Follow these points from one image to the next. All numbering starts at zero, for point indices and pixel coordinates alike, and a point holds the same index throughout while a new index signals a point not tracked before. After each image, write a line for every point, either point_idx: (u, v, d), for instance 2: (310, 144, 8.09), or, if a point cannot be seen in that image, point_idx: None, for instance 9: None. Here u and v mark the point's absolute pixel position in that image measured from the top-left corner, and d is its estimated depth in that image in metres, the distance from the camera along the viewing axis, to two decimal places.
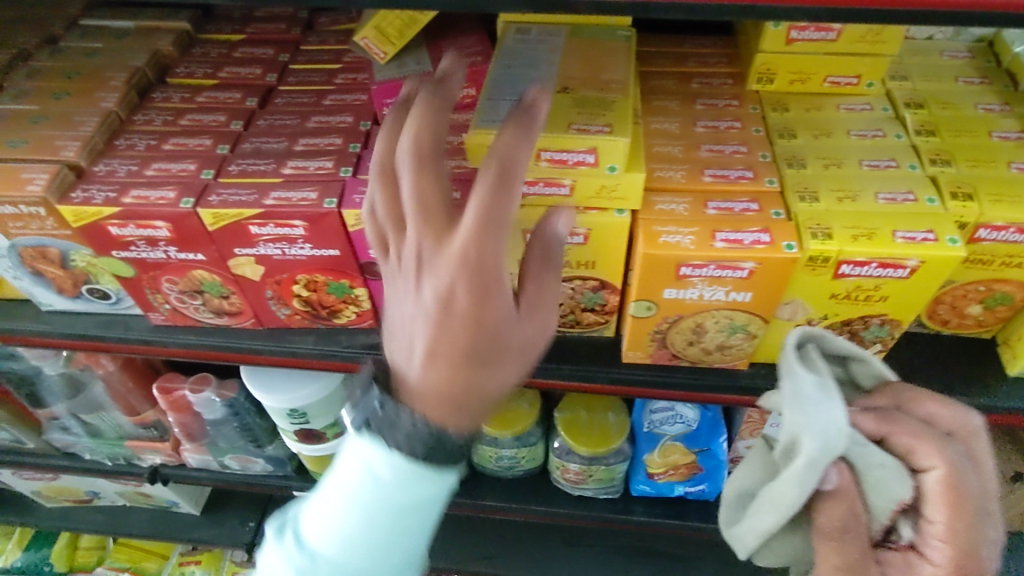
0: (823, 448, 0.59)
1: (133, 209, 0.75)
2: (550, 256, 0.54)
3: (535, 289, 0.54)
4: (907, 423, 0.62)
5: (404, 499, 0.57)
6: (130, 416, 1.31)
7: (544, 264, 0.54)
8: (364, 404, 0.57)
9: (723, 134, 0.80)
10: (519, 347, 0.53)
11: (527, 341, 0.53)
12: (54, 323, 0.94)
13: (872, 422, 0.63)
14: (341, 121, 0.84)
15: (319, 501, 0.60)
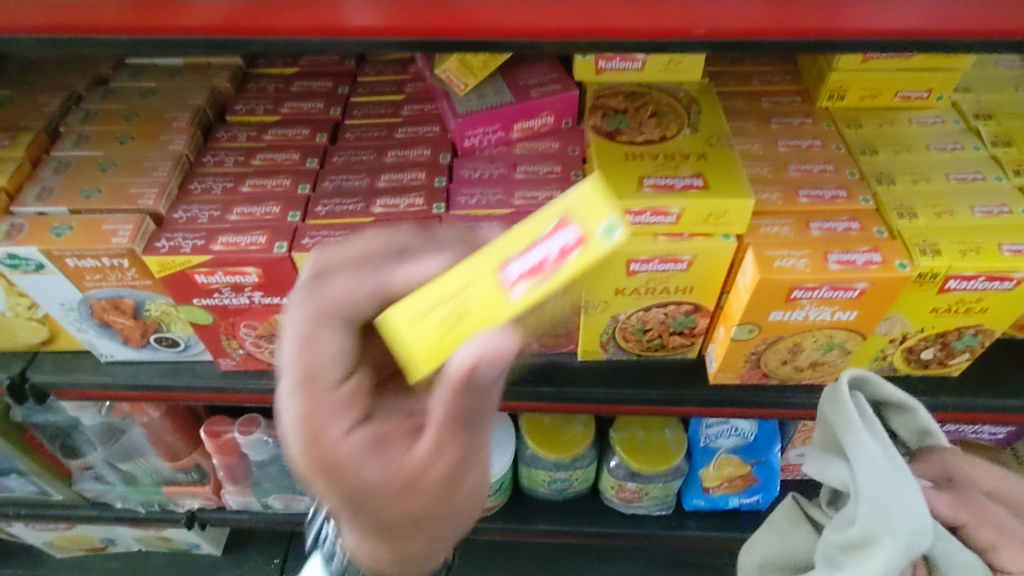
0: (906, 538, 0.62)
1: (224, 257, 0.72)
2: (475, 391, 0.45)
3: (439, 410, 0.47)
4: (973, 500, 0.69)
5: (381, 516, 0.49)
6: (170, 461, 1.25)
7: (466, 428, 0.48)
8: None
9: (805, 153, 0.81)
10: (421, 524, 0.51)
11: (423, 514, 0.50)
12: (117, 375, 0.91)
13: (947, 505, 0.70)
14: (420, 154, 0.83)
15: None
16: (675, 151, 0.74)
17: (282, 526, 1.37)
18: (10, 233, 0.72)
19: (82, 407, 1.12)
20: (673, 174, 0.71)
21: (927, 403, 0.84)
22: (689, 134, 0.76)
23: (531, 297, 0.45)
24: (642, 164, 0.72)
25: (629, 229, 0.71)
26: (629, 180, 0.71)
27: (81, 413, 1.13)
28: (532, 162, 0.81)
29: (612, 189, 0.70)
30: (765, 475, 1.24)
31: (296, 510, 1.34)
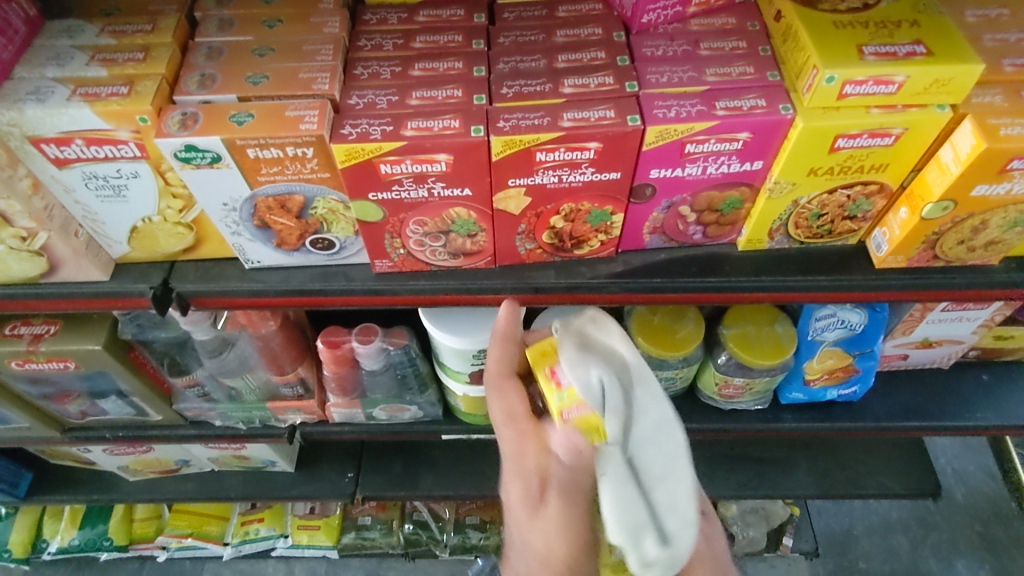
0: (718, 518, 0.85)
1: (419, 142, 0.68)
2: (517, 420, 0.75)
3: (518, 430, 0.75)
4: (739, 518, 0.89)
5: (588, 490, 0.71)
6: (277, 375, 1.23)
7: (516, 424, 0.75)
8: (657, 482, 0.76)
9: (997, 21, 0.77)
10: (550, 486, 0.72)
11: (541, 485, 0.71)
12: (266, 281, 0.87)
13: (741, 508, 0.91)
14: (592, 33, 0.78)
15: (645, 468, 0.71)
16: (884, 21, 0.70)
17: (383, 437, 1.38)
18: (185, 122, 0.67)
19: (198, 321, 1.08)
20: (892, 42, 0.68)
21: None
22: (891, 2, 0.72)
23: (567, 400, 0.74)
24: (857, 33, 0.69)
25: (844, 101, 0.68)
26: (848, 49, 0.68)
27: (196, 327, 1.10)
28: (714, 37, 0.77)
29: (830, 57, 0.67)
30: (866, 367, 1.28)
31: (400, 420, 1.34)
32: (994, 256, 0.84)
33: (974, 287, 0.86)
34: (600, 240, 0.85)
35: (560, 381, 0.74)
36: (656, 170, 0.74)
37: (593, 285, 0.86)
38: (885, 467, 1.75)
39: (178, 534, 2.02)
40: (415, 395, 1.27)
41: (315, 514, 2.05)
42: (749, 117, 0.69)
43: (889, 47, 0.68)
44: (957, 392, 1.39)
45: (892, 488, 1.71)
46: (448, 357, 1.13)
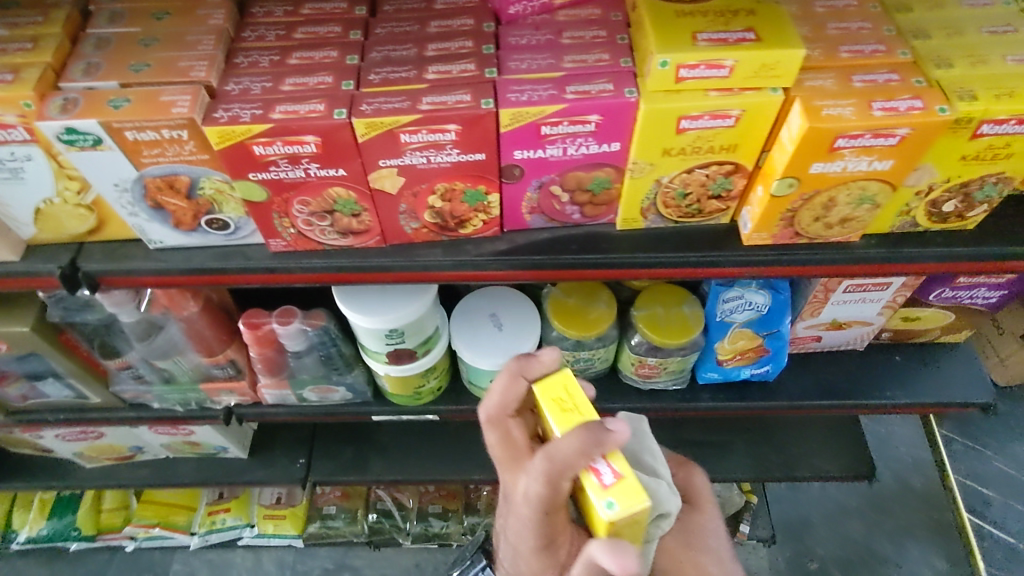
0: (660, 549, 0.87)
1: (285, 124, 0.73)
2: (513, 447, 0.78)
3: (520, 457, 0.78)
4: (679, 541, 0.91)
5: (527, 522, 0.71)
6: (206, 357, 1.28)
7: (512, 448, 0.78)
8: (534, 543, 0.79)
9: (843, 12, 0.82)
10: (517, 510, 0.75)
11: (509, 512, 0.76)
12: (169, 260, 0.92)
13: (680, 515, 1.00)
14: (463, 24, 0.83)
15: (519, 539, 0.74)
16: (723, 10, 0.75)
17: (317, 418, 1.43)
18: (65, 107, 0.72)
19: (122, 303, 1.13)
20: (726, 28, 0.73)
21: (945, 255, 0.90)
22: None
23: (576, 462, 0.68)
24: (694, 21, 0.74)
25: (682, 84, 0.73)
26: (684, 36, 0.73)
27: (120, 308, 1.14)
28: (575, 27, 0.82)
29: (666, 43, 0.72)
30: (775, 347, 1.33)
31: (331, 401, 1.40)
32: (852, 233, 0.89)
33: (835, 262, 0.91)
34: (481, 219, 0.90)
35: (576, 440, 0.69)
36: (518, 152, 0.79)
37: (477, 263, 0.92)
38: (818, 448, 1.80)
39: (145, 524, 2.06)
40: (341, 376, 1.32)
41: (282, 503, 2.06)
42: (596, 100, 0.74)
43: (721, 33, 0.72)
44: (870, 372, 1.44)
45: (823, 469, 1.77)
46: (364, 337, 1.18)
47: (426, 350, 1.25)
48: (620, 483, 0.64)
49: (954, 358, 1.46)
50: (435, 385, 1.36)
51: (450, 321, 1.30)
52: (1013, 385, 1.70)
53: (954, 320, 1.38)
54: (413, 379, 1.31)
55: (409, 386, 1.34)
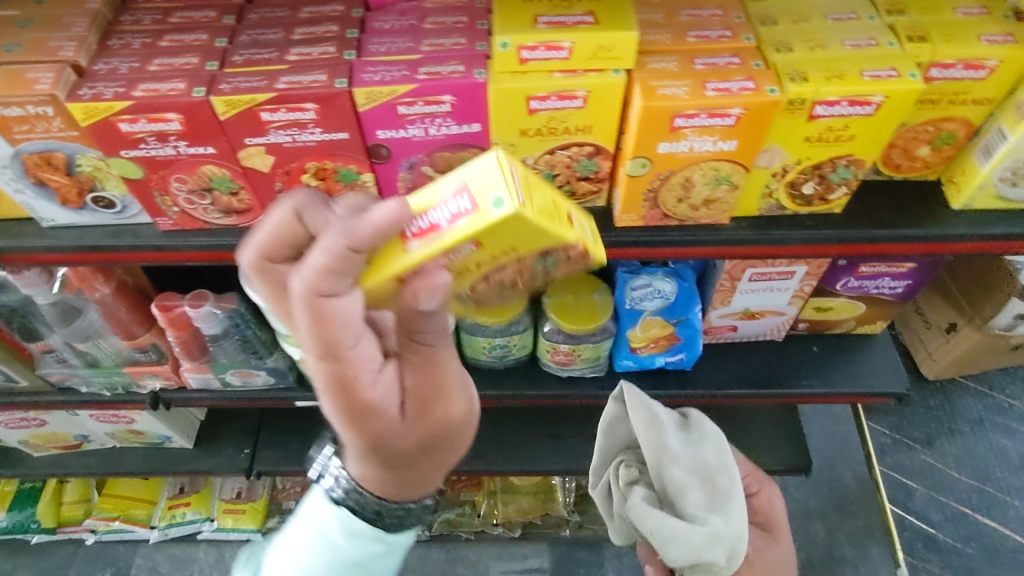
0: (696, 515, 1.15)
1: (145, 102, 0.76)
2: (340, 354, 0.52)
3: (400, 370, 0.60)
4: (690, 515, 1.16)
5: (353, 555, 0.67)
6: (127, 340, 1.30)
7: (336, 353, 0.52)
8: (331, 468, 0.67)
9: (699, 0, 0.86)
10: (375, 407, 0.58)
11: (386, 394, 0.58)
12: (61, 238, 0.95)
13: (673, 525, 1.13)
14: (333, 10, 0.86)
15: (284, 547, 0.69)
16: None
17: (242, 403, 1.45)
18: None
19: (33, 285, 1.15)
20: (568, 13, 0.77)
21: (811, 237, 0.93)
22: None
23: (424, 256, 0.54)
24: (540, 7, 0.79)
25: (525, 66, 0.77)
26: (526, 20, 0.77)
27: (33, 291, 1.16)
28: (439, 13, 0.85)
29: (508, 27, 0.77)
30: (686, 335, 1.35)
31: (255, 386, 1.42)
32: (720, 215, 0.91)
33: (706, 244, 0.93)
34: None
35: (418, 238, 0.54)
36: (380, 131, 0.82)
37: None
38: None
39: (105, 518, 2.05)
40: (262, 360, 1.35)
41: (241, 498, 2.08)
42: (446, 80, 0.77)
43: (562, 17, 0.77)
44: (788, 362, 1.46)
45: None
46: (274, 321, 1.20)
47: None
48: (474, 212, 0.54)
49: (873, 349, 1.48)
50: None
51: None
52: (939, 380, 1.74)
53: (866, 310, 1.40)
54: None
55: None
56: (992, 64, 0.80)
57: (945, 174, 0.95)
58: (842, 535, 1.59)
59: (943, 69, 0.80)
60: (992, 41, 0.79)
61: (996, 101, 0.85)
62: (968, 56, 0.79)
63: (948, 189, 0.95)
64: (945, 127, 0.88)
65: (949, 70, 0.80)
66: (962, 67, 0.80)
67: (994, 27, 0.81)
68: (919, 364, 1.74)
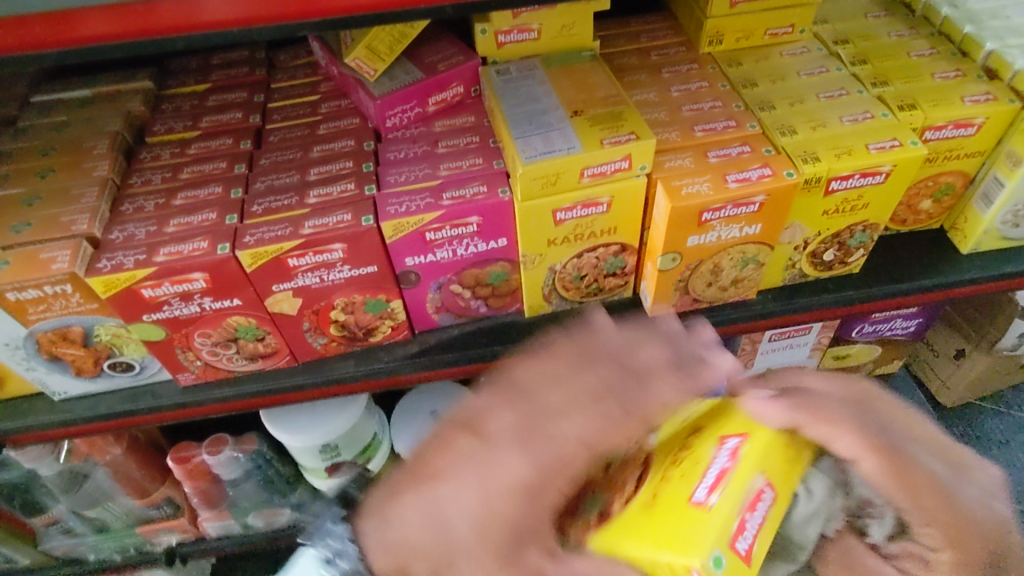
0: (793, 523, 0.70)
1: (169, 266, 0.74)
2: None
3: None
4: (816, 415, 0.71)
5: None
6: (139, 499, 1.23)
7: None
8: None
9: (696, 94, 0.89)
10: None
11: None
12: (75, 410, 0.90)
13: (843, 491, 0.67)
14: (344, 145, 0.87)
15: None
16: (611, 115, 0.79)
17: (264, 545, 1.37)
18: None
19: (38, 458, 1.10)
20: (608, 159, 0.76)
21: (838, 298, 0.94)
22: (635, 139, 0.75)
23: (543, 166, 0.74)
24: (581, 152, 0.74)
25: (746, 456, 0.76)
26: (688, 511, 0.67)
27: (38, 463, 1.11)
28: (448, 136, 0.87)
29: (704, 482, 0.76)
30: None
31: (278, 524, 1.35)
32: (747, 292, 0.93)
33: (738, 320, 0.94)
34: (389, 325, 0.91)
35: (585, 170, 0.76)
36: (409, 259, 0.82)
37: (391, 369, 0.92)
38: None
39: None
40: (285, 497, 1.29)
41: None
42: (472, 203, 0.78)
43: (602, 164, 0.76)
44: None
45: None
46: (298, 456, 1.16)
47: (366, 458, 1.23)
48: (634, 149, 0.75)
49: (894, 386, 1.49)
50: None
51: (389, 424, 1.28)
52: (958, 406, 1.75)
53: (881, 352, 1.41)
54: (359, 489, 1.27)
55: (356, 498, 1.30)
56: (980, 121, 0.84)
57: (947, 221, 0.99)
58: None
59: (936, 131, 0.84)
60: (975, 101, 0.84)
61: (986, 152, 0.89)
62: (957, 116, 0.83)
63: (954, 235, 0.99)
64: (943, 181, 0.92)
65: (942, 131, 0.84)
66: (953, 127, 0.84)
67: (973, 88, 0.86)
68: (936, 394, 1.75)
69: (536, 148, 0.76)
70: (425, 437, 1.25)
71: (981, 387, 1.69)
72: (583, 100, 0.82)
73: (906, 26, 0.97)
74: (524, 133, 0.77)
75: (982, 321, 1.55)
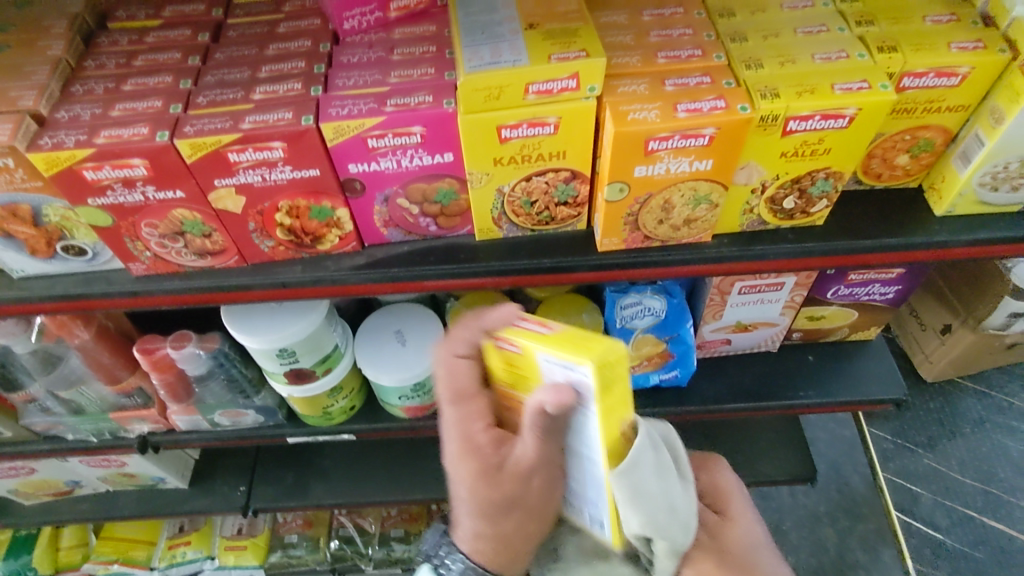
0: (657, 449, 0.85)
1: (108, 148, 0.75)
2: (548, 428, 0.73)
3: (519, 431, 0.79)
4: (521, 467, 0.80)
5: None
6: (111, 385, 1.28)
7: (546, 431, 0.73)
8: None
9: (669, 20, 0.85)
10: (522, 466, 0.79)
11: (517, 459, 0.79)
12: (31, 288, 0.93)
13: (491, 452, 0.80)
14: (300, 45, 0.85)
15: None
16: (565, 31, 0.76)
17: (231, 443, 1.43)
18: None
19: (12, 335, 1.15)
20: (554, 75, 0.74)
21: (795, 250, 0.92)
22: (583, 57, 0.73)
23: (486, 78, 0.73)
24: (527, 66, 0.73)
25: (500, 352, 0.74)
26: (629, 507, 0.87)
27: (12, 340, 1.16)
28: (404, 44, 0.85)
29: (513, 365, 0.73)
30: (679, 350, 1.32)
31: (244, 425, 1.40)
32: (701, 233, 0.91)
33: (689, 262, 0.92)
34: (336, 235, 0.91)
35: (534, 92, 0.74)
36: (351, 165, 0.81)
37: (336, 278, 0.92)
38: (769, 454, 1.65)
39: (103, 563, 1.86)
40: (249, 399, 1.33)
41: (243, 534, 1.89)
42: (415, 112, 0.76)
43: (549, 81, 0.75)
44: (785, 372, 1.44)
45: (765, 474, 1.61)
46: (258, 358, 1.19)
47: (326, 368, 1.26)
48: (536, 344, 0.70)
49: (870, 353, 1.46)
50: (346, 404, 1.37)
51: (353, 339, 1.30)
52: (938, 382, 1.72)
53: (858, 317, 1.39)
54: (321, 398, 1.31)
55: (318, 406, 1.34)
56: (965, 71, 0.79)
57: (926, 181, 0.94)
58: (854, 540, 1.66)
59: (915, 79, 0.80)
60: (961, 49, 0.79)
61: (970, 107, 0.84)
62: (939, 63, 0.78)
63: (930, 196, 0.94)
64: (922, 136, 0.88)
65: (922, 78, 0.80)
66: (934, 75, 0.79)
67: (962, 34, 0.80)
68: (918, 367, 1.72)
69: (481, 58, 0.74)
70: (386, 354, 1.27)
71: (964, 367, 1.67)
72: (541, 14, 0.79)
73: None
74: (473, 43, 0.76)
75: (969, 298, 1.52)
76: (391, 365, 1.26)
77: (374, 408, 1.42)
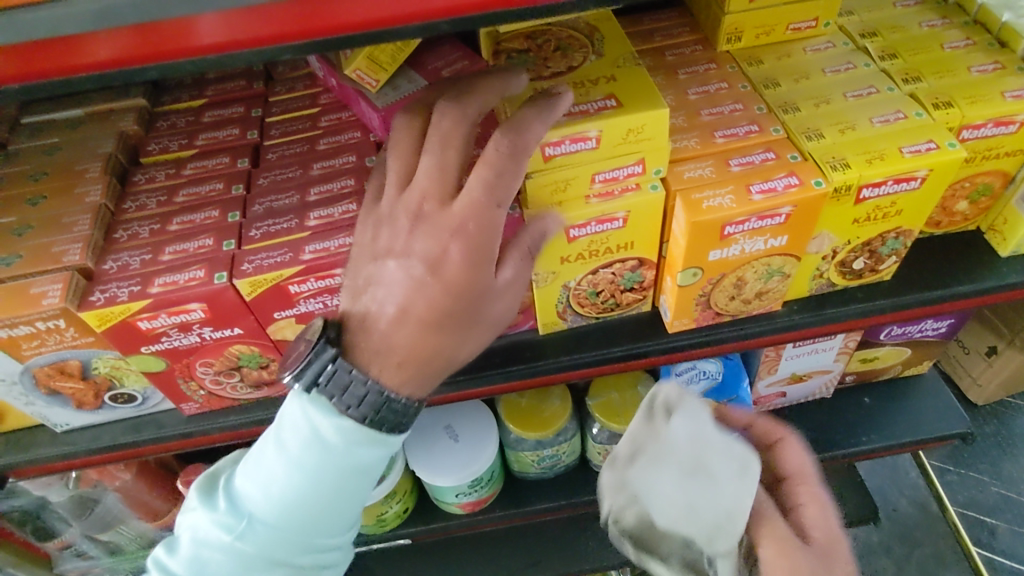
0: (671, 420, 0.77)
1: (165, 297, 0.71)
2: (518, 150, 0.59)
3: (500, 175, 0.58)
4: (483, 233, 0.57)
5: (349, 463, 0.64)
6: (152, 521, 1.20)
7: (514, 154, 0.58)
8: (319, 361, 0.60)
9: (715, 96, 0.83)
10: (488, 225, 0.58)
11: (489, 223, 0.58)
12: (76, 442, 0.88)
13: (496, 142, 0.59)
14: (346, 161, 0.83)
15: (262, 466, 0.65)
16: None
17: None
18: None
19: (48, 485, 1.08)
20: (619, 163, 0.72)
21: (868, 309, 0.89)
22: (596, 59, 0.76)
23: (557, 164, 0.71)
24: (594, 160, 0.71)
25: None
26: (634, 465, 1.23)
27: (48, 489, 1.09)
28: None
29: None
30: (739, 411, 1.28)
31: None
32: (772, 303, 0.88)
33: (763, 333, 0.89)
34: None
35: (600, 181, 0.73)
36: None
37: None
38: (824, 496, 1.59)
39: None
40: None
41: None
42: None
43: (613, 169, 0.73)
44: (845, 418, 1.40)
45: None
46: None
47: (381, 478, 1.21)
48: None
49: (925, 388, 1.43)
50: (400, 508, 1.30)
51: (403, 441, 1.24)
52: (988, 404, 1.69)
53: (911, 354, 1.36)
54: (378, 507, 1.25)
55: (376, 515, 1.28)
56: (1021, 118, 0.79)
57: (985, 223, 0.93)
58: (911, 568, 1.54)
59: (974, 130, 0.79)
60: (1016, 97, 0.78)
61: None
62: (997, 113, 0.77)
63: (992, 237, 0.93)
64: (981, 181, 0.86)
65: (980, 130, 0.79)
66: (992, 125, 0.78)
67: (1012, 82, 0.80)
68: (966, 391, 1.69)
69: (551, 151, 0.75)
70: (439, 454, 1.21)
71: (1013, 385, 1.64)
72: None
73: (937, 15, 0.91)
74: None
75: (1014, 318, 1.49)
76: (447, 465, 1.21)
77: (428, 508, 1.35)
